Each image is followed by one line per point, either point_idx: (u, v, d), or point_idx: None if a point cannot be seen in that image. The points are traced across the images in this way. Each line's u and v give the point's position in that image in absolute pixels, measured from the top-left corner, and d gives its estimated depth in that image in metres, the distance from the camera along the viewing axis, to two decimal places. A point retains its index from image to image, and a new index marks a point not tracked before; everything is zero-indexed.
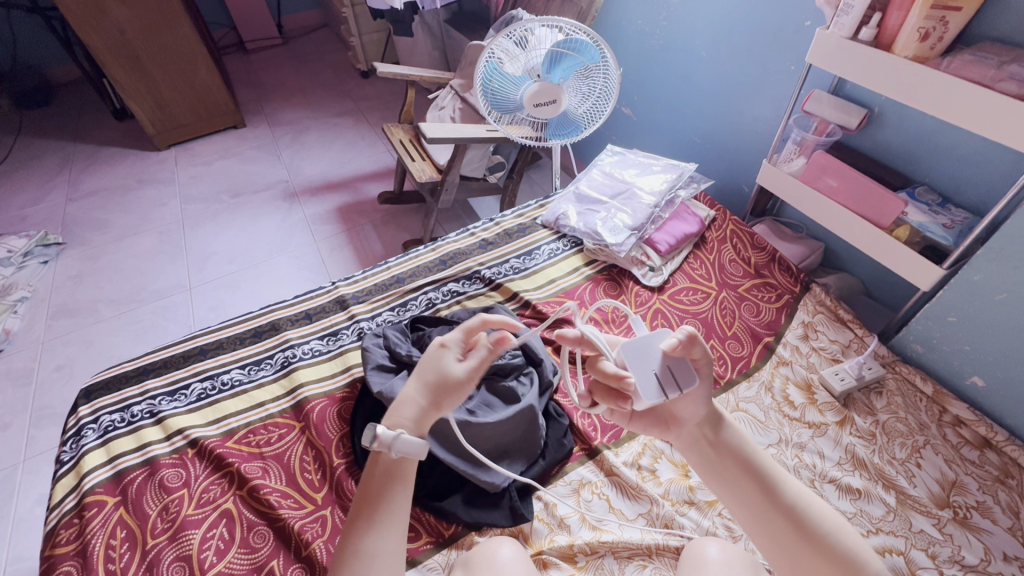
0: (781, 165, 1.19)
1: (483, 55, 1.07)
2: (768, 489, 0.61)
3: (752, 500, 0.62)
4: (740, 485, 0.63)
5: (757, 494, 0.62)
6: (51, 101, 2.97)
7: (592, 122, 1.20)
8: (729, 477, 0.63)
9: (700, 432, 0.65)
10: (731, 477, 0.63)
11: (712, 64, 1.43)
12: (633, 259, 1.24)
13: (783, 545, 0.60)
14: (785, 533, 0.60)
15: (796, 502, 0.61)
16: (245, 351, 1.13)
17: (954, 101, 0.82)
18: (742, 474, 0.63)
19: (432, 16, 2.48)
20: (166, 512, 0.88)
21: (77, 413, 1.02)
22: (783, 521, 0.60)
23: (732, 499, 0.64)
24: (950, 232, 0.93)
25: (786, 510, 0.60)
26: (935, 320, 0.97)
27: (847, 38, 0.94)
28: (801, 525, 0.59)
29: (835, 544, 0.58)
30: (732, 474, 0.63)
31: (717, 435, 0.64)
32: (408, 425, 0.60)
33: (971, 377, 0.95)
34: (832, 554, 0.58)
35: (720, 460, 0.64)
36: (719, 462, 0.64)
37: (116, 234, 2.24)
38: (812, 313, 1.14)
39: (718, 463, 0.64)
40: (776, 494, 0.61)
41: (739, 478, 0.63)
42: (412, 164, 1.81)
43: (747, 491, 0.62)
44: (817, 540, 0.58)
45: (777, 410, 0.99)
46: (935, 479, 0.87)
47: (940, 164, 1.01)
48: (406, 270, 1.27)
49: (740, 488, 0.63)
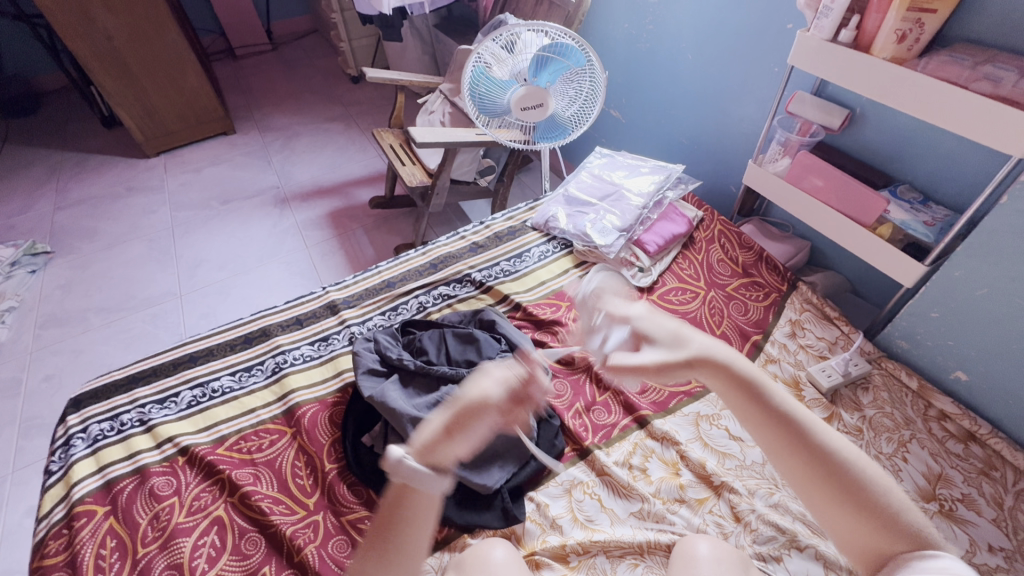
0: (766, 166, 1.21)
1: (470, 60, 1.08)
2: (797, 432, 0.60)
3: (781, 444, 0.61)
4: (765, 430, 0.62)
5: (783, 437, 0.61)
6: (38, 109, 2.94)
7: (580, 125, 1.21)
8: (753, 423, 0.63)
9: (727, 375, 0.65)
10: (755, 422, 0.63)
11: (697, 67, 1.45)
12: (622, 260, 1.25)
13: (813, 489, 0.59)
14: (813, 475, 0.58)
15: (828, 448, 0.58)
16: (235, 357, 1.13)
17: (931, 102, 0.83)
18: (770, 416, 0.62)
19: (421, 21, 2.49)
20: (156, 521, 0.87)
21: (65, 423, 1.01)
22: (810, 465, 0.58)
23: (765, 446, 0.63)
24: (931, 229, 0.94)
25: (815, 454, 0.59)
26: (919, 316, 0.98)
27: (827, 40, 0.95)
28: (832, 470, 0.57)
29: (867, 489, 0.56)
30: (757, 418, 0.63)
31: (742, 377, 0.65)
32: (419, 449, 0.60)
33: (954, 372, 0.97)
34: (864, 498, 0.55)
35: (749, 409, 0.64)
36: (747, 406, 0.64)
37: (105, 243, 2.23)
38: (799, 311, 1.15)
39: (746, 409, 0.64)
40: (805, 440, 0.59)
41: (765, 420, 0.62)
42: (403, 168, 1.82)
43: (771, 434, 0.62)
44: (847, 484, 0.56)
45: None
46: (921, 472, 0.89)
47: (921, 162, 1.02)
48: (397, 274, 1.28)
49: (770, 436, 0.62)
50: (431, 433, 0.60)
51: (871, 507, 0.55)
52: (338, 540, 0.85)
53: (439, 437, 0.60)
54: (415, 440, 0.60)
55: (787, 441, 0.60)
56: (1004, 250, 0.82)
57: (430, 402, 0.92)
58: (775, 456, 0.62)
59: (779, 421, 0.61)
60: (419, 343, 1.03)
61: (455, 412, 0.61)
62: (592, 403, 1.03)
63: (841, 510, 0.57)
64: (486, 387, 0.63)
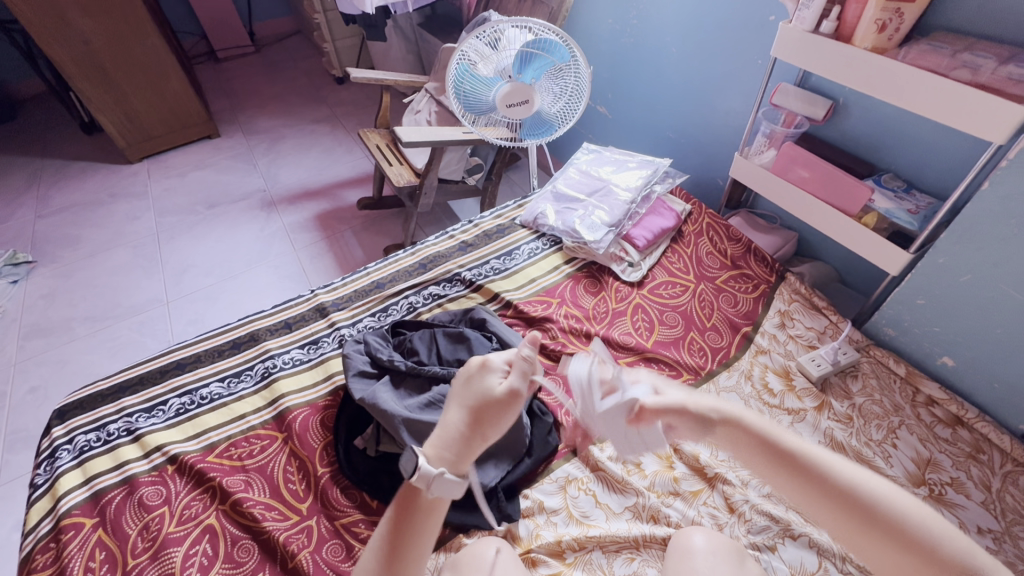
0: (752, 158, 1.21)
1: (455, 56, 1.06)
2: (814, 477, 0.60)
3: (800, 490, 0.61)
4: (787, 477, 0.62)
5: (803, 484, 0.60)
6: (16, 116, 2.89)
7: (567, 121, 1.20)
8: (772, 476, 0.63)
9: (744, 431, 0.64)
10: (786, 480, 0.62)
11: (682, 61, 1.45)
12: (611, 255, 1.25)
13: (853, 532, 0.58)
14: (844, 519, 0.58)
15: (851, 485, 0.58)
16: (223, 363, 1.11)
17: (913, 91, 0.84)
18: (781, 468, 0.62)
19: (405, 20, 2.48)
20: (146, 531, 0.86)
21: (50, 434, 0.99)
22: (837, 507, 0.58)
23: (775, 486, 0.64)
24: (915, 217, 0.96)
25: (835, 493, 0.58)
26: (905, 304, 0.99)
27: (809, 32, 0.96)
28: (851, 507, 0.57)
29: (912, 527, 0.55)
30: (765, 467, 0.63)
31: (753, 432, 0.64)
32: (449, 459, 0.62)
33: (941, 357, 0.98)
34: (894, 530, 0.55)
35: (749, 453, 0.64)
36: (758, 457, 0.64)
37: (88, 251, 2.19)
38: (788, 302, 1.16)
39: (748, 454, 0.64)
40: (822, 481, 0.59)
41: (783, 470, 0.62)
42: (390, 168, 1.81)
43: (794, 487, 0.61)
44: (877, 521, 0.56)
45: (757, 398, 1.00)
46: (910, 458, 0.90)
47: (904, 152, 1.03)
48: (386, 275, 1.27)
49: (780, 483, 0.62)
50: (450, 438, 0.64)
51: (905, 534, 0.54)
52: (332, 544, 0.84)
53: (466, 441, 0.63)
54: (439, 448, 0.63)
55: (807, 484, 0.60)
56: (985, 237, 0.83)
57: (422, 402, 0.91)
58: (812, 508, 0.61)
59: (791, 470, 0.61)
60: (409, 343, 1.02)
61: (478, 412, 0.64)
62: None
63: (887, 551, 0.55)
64: (494, 380, 0.66)
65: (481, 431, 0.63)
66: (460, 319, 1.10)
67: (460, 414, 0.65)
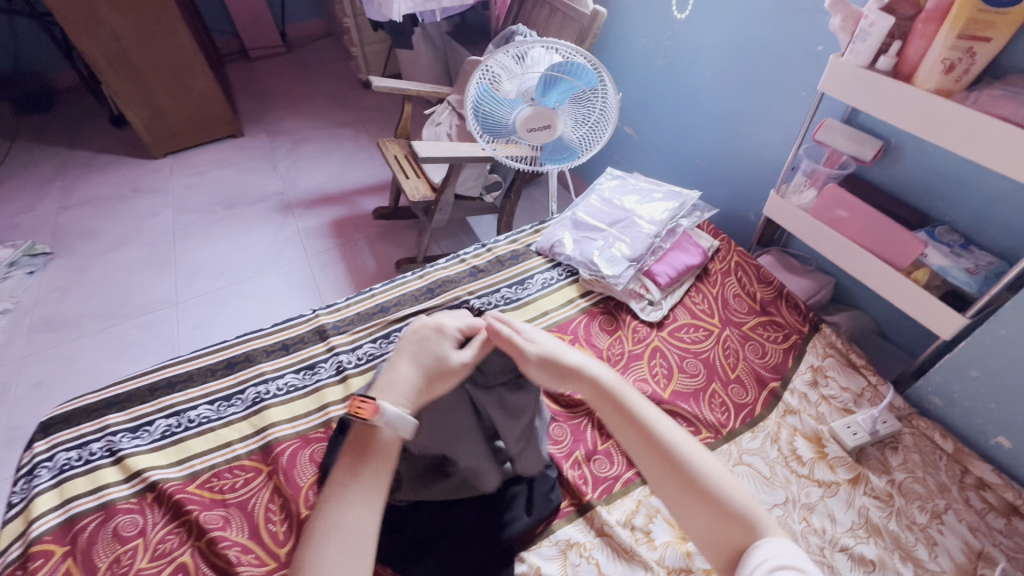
0: (789, 197, 1.12)
1: (474, 76, 1.01)
2: (683, 476, 0.64)
3: (661, 481, 0.66)
4: (626, 435, 0.70)
5: (657, 449, 0.67)
6: (52, 107, 2.95)
7: (588, 150, 1.13)
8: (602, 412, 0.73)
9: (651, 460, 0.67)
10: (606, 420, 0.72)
11: (718, 86, 1.37)
12: (631, 291, 1.17)
13: (676, 492, 0.64)
14: (670, 482, 0.65)
15: (697, 469, 0.64)
16: (215, 384, 1.06)
17: (982, 144, 0.75)
18: (624, 419, 0.70)
19: (433, 27, 2.42)
20: (117, 565, 0.82)
21: (32, 449, 0.96)
22: (670, 474, 0.65)
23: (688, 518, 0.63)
24: (974, 278, 0.85)
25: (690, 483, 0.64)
26: (956, 373, 0.89)
27: (863, 67, 0.87)
28: (677, 472, 0.65)
29: (703, 484, 0.63)
30: (691, 505, 0.63)
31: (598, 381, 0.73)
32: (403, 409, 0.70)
33: (995, 437, 0.87)
34: (698, 489, 0.63)
35: (670, 481, 0.65)
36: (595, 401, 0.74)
37: (104, 246, 2.19)
38: (822, 356, 1.06)
39: (668, 477, 0.65)
40: (683, 476, 0.64)
41: (647, 446, 0.68)
42: (406, 181, 1.76)
43: (637, 436, 0.69)
44: (693, 483, 0.64)
45: (783, 465, 0.91)
46: (959, 548, 0.80)
47: (962, 204, 0.94)
48: (391, 298, 1.21)
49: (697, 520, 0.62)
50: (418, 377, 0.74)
51: (720, 508, 0.61)
52: None
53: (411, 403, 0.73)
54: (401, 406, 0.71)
55: (675, 476, 0.65)
56: None
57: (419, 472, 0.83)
58: (689, 525, 0.63)
59: (668, 460, 0.66)
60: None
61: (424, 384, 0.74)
62: (594, 451, 0.94)
63: (693, 508, 0.63)
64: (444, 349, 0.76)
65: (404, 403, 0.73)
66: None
67: (375, 479, 0.67)
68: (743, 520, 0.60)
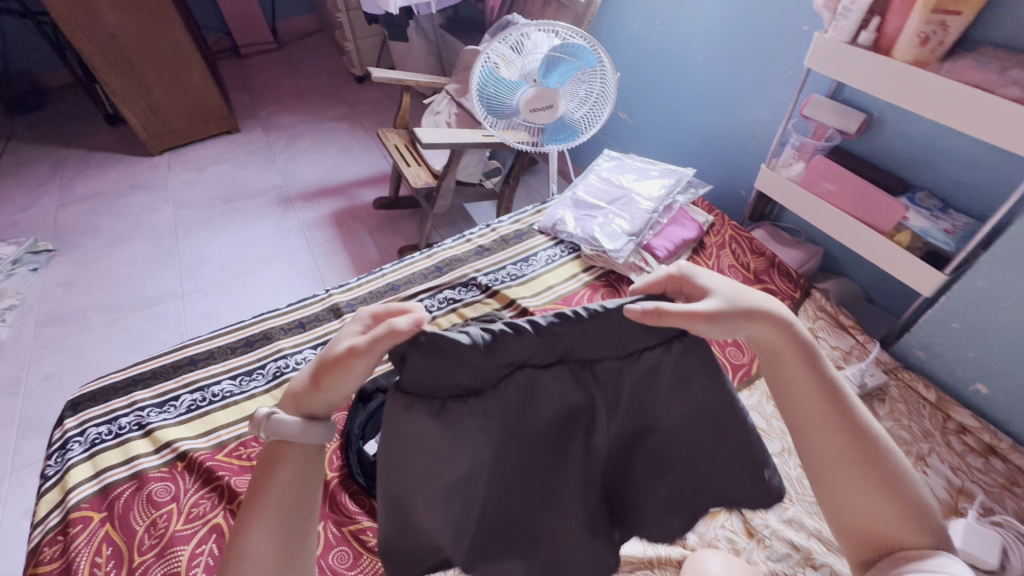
0: (779, 170, 1.18)
1: (479, 60, 1.06)
2: (877, 462, 0.56)
3: (834, 464, 0.56)
4: (808, 402, 0.58)
5: (848, 432, 0.56)
6: (44, 106, 2.94)
7: (591, 127, 1.18)
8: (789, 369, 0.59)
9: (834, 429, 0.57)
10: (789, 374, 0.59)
11: (709, 68, 1.42)
12: (631, 265, 1.23)
13: (861, 471, 0.55)
14: (854, 454, 0.56)
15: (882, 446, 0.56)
16: (236, 361, 1.11)
17: (956, 109, 0.81)
18: (810, 379, 0.59)
19: (427, 20, 2.45)
20: (154, 528, 0.85)
21: (62, 426, 0.99)
22: (855, 455, 0.56)
23: (861, 498, 0.55)
24: (952, 237, 0.92)
25: (869, 448, 0.56)
26: (938, 326, 0.95)
27: (846, 43, 0.93)
28: (869, 451, 0.56)
29: (892, 469, 0.56)
30: (868, 479, 0.55)
31: (789, 333, 0.60)
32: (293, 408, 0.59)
33: (974, 384, 0.94)
34: (886, 474, 0.55)
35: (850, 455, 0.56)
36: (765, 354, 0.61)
37: (106, 242, 2.21)
38: (813, 319, 1.12)
39: (853, 455, 0.56)
40: (875, 457, 0.56)
41: (833, 417, 0.57)
42: (408, 169, 1.80)
43: (825, 407, 0.57)
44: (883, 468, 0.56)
45: (779, 418, 0.98)
46: (942, 486, 0.86)
47: (940, 170, 1.00)
48: (401, 277, 1.26)
49: (872, 502, 0.55)
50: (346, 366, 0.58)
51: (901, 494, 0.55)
52: (339, 551, 0.82)
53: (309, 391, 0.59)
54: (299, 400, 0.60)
55: (850, 467, 0.56)
56: None
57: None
58: (850, 507, 0.56)
59: (855, 445, 0.56)
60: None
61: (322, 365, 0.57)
62: None
63: (871, 493, 0.55)
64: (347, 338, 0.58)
65: (318, 382, 0.58)
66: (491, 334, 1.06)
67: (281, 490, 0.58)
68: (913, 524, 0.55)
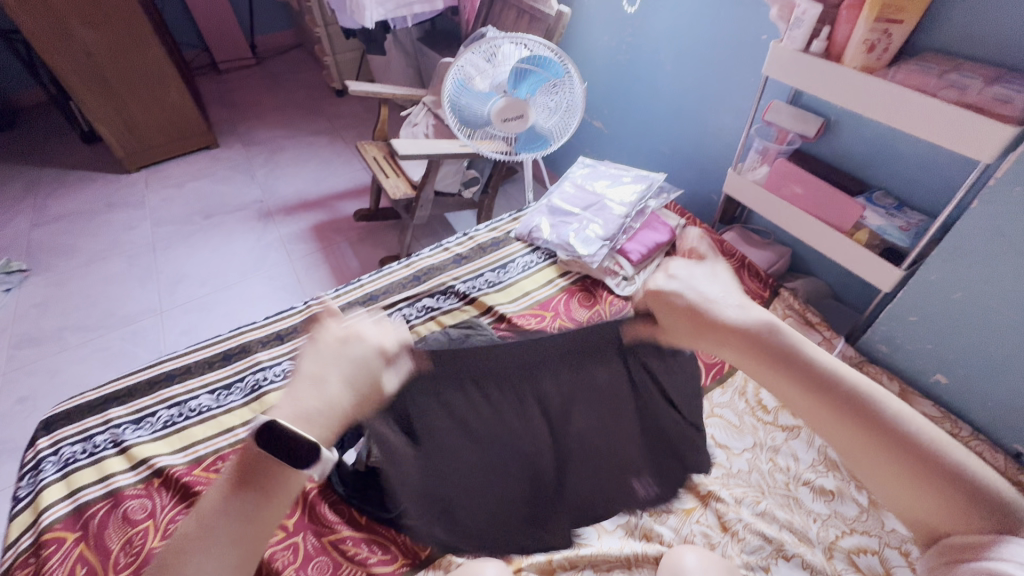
0: (746, 174, 1.21)
1: (451, 72, 1.09)
2: (889, 438, 0.46)
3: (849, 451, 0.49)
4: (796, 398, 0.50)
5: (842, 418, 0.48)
6: (17, 125, 2.90)
7: (562, 137, 1.21)
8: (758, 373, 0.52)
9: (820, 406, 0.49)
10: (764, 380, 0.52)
11: (677, 77, 1.47)
12: (606, 269, 1.25)
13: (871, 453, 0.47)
14: (860, 440, 0.47)
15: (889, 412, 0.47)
16: (213, 375, 1.10)
17: (903, 111, 0.85)
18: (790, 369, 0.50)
19: (404, 34, 2.48)
20: (129, 546, 0.85)
21: (35, 446, 0.98)
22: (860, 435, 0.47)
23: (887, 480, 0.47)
24: (906, 234, 0.96)
25: (874, 423, 0.47)
26: (898, 320, 0.99)
27: (799, 51, 0.97)
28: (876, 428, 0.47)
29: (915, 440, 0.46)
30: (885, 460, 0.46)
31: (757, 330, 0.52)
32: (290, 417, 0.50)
33: (934, 375, 0.97)
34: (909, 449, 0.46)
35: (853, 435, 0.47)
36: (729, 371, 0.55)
37: (82, 260, 2.18)
38: (782, 317, 1.16)
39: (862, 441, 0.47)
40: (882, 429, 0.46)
41: (826, 405, 0.48)
42: (386, 181, 1.81)
43: (815, 402, 0.49)
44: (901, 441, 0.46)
45: (750, 415, 1.00)
46: None
47: (895, 170, 1.05)
48: (380, 287, 1.27)
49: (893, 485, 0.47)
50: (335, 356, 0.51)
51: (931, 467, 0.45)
52: (319, 562, 0.82)
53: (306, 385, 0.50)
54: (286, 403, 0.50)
55: (870, 444, 0.47)
56: (975, 255, 0.84)
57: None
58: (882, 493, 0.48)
59: (863, 428, 0.47)
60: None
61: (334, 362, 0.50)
62: None
63: (889, 470, 0.47)
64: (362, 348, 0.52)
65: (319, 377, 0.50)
66: (467, 343, 1.09)
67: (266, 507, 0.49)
68: (971, 495, 0.45)
